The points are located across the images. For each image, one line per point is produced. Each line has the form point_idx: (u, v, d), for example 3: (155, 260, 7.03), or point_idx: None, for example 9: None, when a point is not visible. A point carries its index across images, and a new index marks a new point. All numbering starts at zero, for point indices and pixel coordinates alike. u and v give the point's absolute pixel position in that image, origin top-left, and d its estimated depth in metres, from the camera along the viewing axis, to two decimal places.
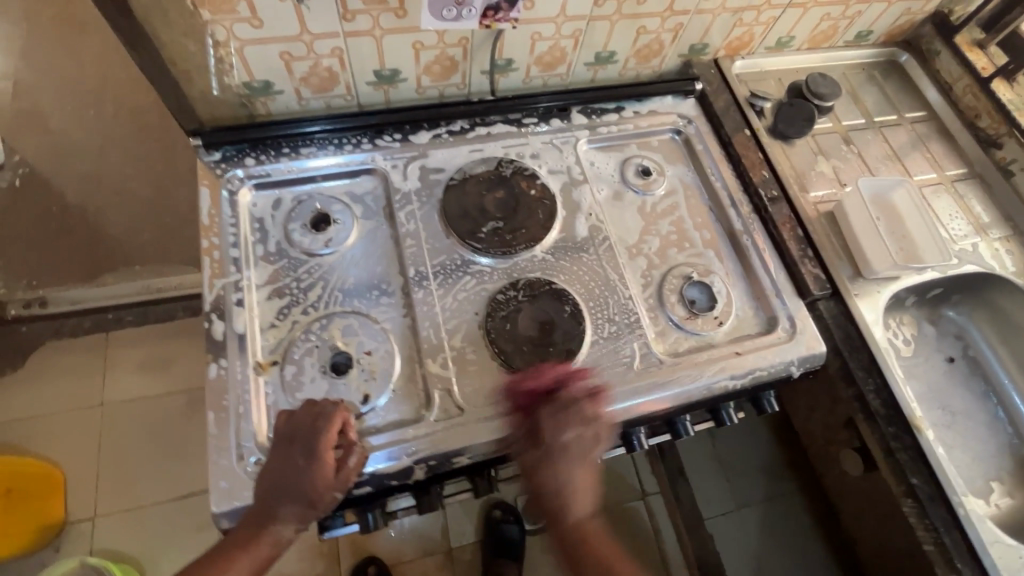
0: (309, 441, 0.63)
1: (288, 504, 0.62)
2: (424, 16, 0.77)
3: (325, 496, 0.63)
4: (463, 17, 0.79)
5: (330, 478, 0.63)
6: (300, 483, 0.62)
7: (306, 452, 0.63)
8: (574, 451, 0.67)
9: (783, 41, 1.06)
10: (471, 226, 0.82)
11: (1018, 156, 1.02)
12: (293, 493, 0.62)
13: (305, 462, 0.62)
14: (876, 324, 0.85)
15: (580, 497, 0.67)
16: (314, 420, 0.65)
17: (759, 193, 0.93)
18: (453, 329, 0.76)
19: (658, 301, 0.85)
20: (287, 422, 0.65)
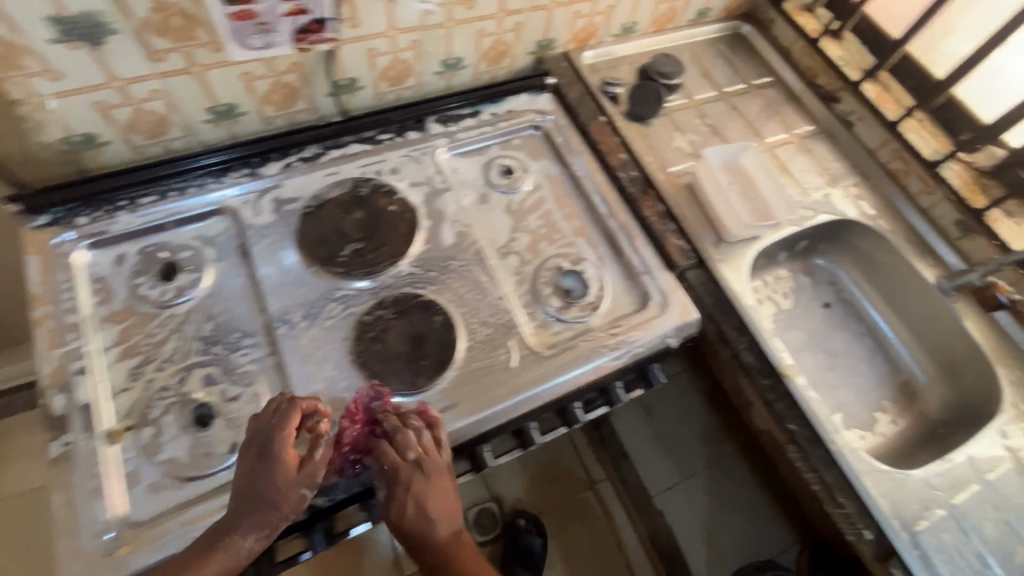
0: (266, 442, 0.62)
1: (246, 511, 0.60)
2: (232, 48, 0.75)
3: (286, 494, 0.61)
4: (275, 43, 0.77)
5: (292, 474, 0.61)
6: (255, 487, 0.60)
7: (261, 454, 0.62)
8: (427, 487, 0.65)
9: (627, 28, 1.10)
10: (330, 251, 0.81)
11: (854, 108, 1.09)
12: (251, 500, 0.60)
13: (257, 464, 0.61)
14: (741, 285, 0.89)
15: (438, 525, 0.66)
16: (272, 415, 0.64)
17: (619, 176, 0.96)
18: (322, 359, 0.74)
19: (533, 297, 0.85)
20: (251, 425, 0.64)
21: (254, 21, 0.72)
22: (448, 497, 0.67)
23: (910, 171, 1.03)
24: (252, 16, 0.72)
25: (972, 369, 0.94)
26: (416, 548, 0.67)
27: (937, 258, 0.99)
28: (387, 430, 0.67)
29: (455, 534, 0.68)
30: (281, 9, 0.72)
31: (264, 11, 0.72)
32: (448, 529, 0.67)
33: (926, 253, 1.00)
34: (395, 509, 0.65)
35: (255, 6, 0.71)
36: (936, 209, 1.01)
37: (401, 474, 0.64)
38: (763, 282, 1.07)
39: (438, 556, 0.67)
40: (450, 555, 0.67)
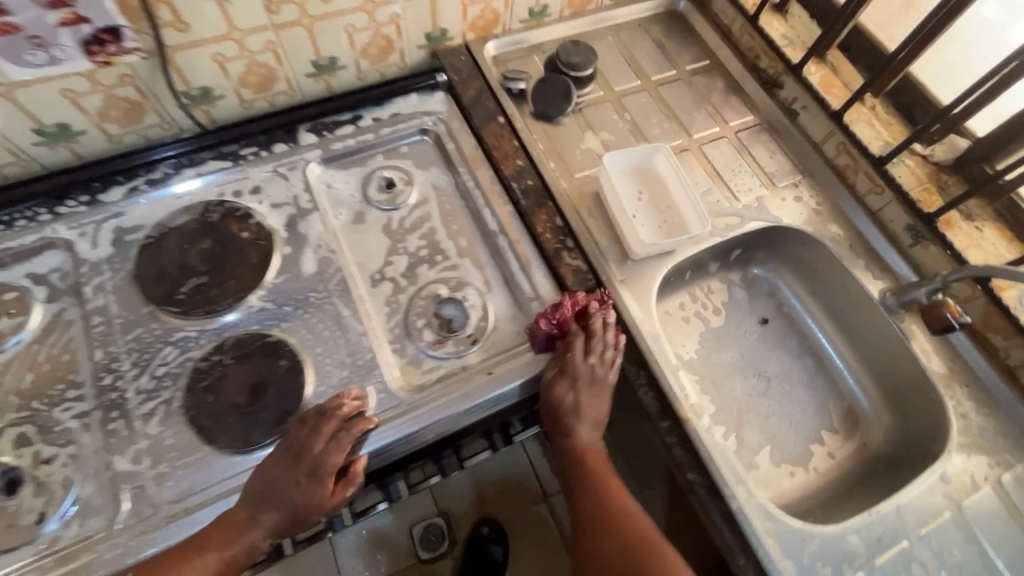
0: (319, 460, 0.62)
1: (268, 518, 0.60)
2: (11, 70, 0.66)
3: (311, 516, 0.62)
4: (64, 58, 0.68)
5: (325, 500, 0.62)
6: (290, 498, 0.61)
7: (311, 470, 0.62)
8: (577, 389, 0.70)
9: (536, 11, 0.97)
10: (169, 287, 0.72)
11: (797, 94, 0.95)
12: (275, 510, 0.61)
13: (308, 479, 0.62)
14: (642, 311, 0.78)
15: (583, 429, 0.71)
16: (338, 432, 0.64)
17: (513, 186, 0.85)
18: (148, 414, 0.66)
19: (404, 331, 0.76)
20: (294, 433, 0.64)
21: (19, 35, 0.63)
22: (602, 409, 0.72)
23: (858, 168, 0.89)
24: (14, 29, 0.62)
25: (918, 396, 0.82)
26: (568, 454, 0.71)
27: (886, 269, 0.87)
28: (588, 325, 0.72)
29: (596, 447, 0.72)
30: (51, 19, 0.63)
31: (28, 24, 0.63)
32: (584, 437, 0.71)
33: (873, 263, 0.87)
34: (555, 407, 0.70)
35: (13, 19, 0.61)
36: (886, 213, 0.87)
37: (575, 372, 0.70)
38: (691, 297, 0.96)
39: (591, 462, 0.70)
40: (581, 462, 0.70)
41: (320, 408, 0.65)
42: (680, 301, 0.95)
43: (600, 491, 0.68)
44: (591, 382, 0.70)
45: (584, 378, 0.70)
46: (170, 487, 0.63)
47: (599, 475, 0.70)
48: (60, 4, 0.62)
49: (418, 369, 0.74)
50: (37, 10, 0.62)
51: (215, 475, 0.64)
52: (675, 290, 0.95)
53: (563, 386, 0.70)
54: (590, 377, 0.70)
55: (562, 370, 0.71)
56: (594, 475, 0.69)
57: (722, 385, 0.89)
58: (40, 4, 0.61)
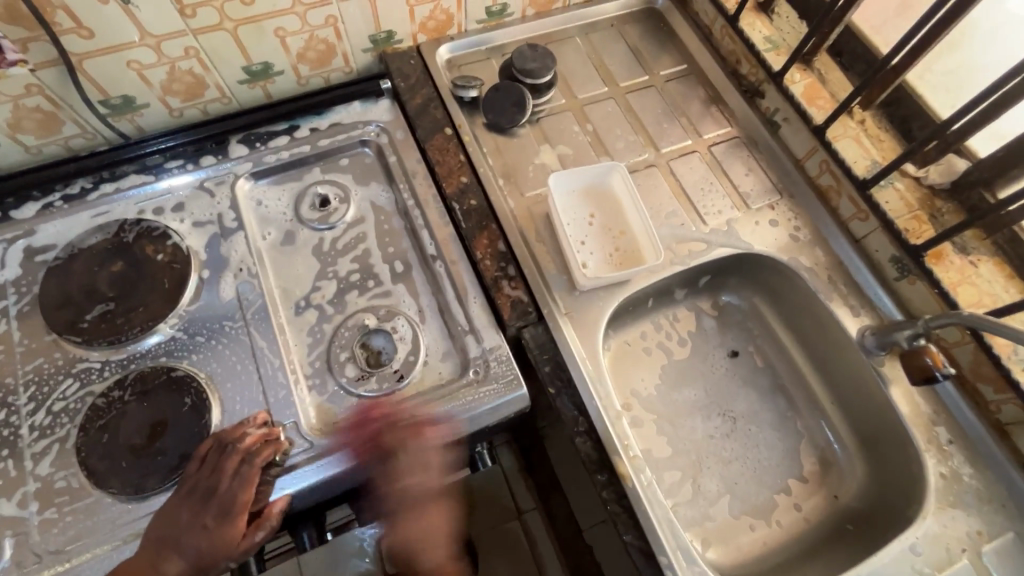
0: (223, 497, 0.58)
1: (172, 567, 0.55)
2: None
3: (220, 561, 0.57)
4: None
5: (233, 541, 0.57)
6: (194, 542, 0.56)
7: (217, 509, 0.57)
8: (398, 518, 0.65)
9: (494, 10, 0.90)
10: (73, 315, 0.68)
11: (779, 105, 0.86)
12: (179, 558, 0.56)
13: (215, 520, 0.57)
14: (586, 350, 0.71)
15: (431, 549, 0.65)
16: (242, 465, 0.59)
17: (455, 206, 0.78)
18: (40, 453, 0.62)
19: (325, 365, 0.70)
20: (196, 469, 0.60)
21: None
22: (440, 529, 0.66)
23: (841, 191, 0.81)
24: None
25: (893, 447, 0.75)
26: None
27: (868, 304, 0.78)
28: (392, 446, 0.65)
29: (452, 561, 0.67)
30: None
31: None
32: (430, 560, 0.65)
33: (854, 296, 0.79)
34: (392, 532, 0.66)
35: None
36: (871, 241, 0.79)
37: (412, 494, 0.64)
38: (654, 326, 0.88)
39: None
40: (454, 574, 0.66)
41: (220, 440, 0.61)
42: (642, 331, 0.88)
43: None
44: (422, 477, 0.65)
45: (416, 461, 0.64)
46: (57, 534, 0.59)
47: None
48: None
49: (338, 406, 0.68)
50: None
51: (105, 524, 0.60)
52: (636, 319, 0.88)
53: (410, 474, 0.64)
54: (422, 459, 0.64)
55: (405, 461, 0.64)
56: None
57: (681, 425, 0.82)
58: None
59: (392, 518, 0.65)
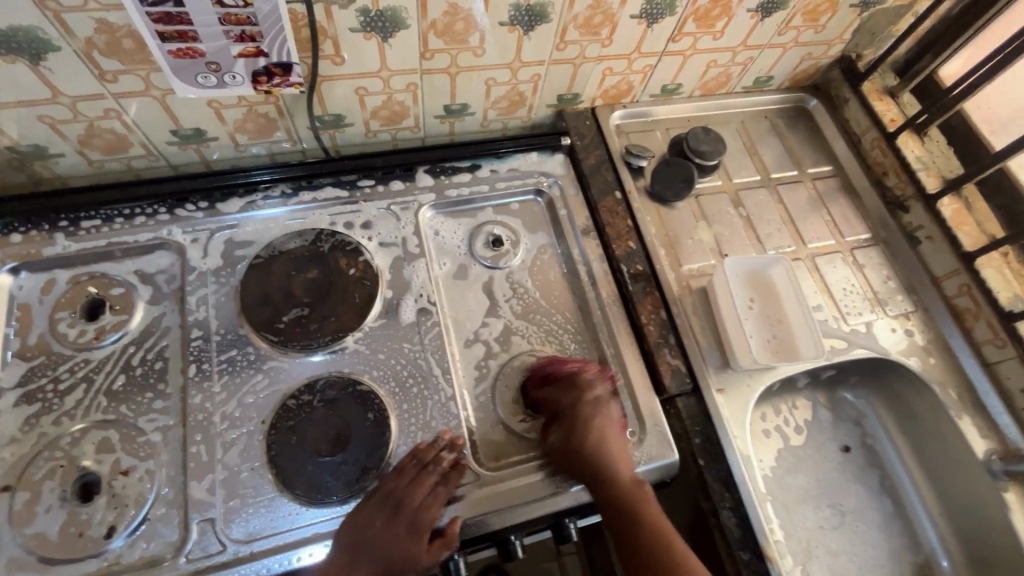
0: (417, 513, 0.62)
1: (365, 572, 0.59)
2: (176, 83, 0.66)
3: (403, 572, 0.61)
4: (229, 83, 0.68)
5: (421, 557, 0.61)
6: (387, 551, 0.60)
7: (410, 523, 0.61)
8: (600, 430, 0.69)
9: (668, 88, 0.95)
10: (271, 314, 0.72)
11: (924, 223, 0.91)
12: (374, 562, 0.60)
13: (405, 532, 0.61)
14: (736, 428, 0.75)
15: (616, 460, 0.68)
16: (436, 486, 0.64)
17: (621, 267, 0.83)
18: (229, 443, 0.65)
19: (491, 400, 0.74)
20: (388, 478, 0.64)
21: (200, 60, 0.64)
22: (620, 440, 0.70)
23: (979, 314, 0.85)
24: (198, 55, 0.64)
25: (1013, 565, 0.76)
26: (598, 465, 0.67)
27: (994, 428, 0.82)
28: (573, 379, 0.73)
29: (636, 482, 0.67)
30: (235, 50, 0.64)
31: (212, 51, 0.64)
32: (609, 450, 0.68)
33: (980, 417, 0.82)
34: (583, 427, 0.69)
35: (201, 46, 0.63)
36: (1003, 367, 0.83)
37: (581, 415, 0.70)
38: (774, 409, 0.92)
39: (624, 500, 0.66)
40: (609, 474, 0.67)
41: (418, 457, 0.65)
42: (762, 413, 0.91)
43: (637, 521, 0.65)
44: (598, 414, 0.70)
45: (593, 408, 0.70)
46: (239, 526, 0.62)
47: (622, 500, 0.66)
48: (247, 38, 0.63)
49: (502, 445, 0.71)
50: (225, 41, 0.63)
51: (282, 523, 0.62)
52: (760, 400, 0.91)
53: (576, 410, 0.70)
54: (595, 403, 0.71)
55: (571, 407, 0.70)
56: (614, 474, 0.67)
57: (793, 512, 0.85)
58: (230, 36, 0.63)
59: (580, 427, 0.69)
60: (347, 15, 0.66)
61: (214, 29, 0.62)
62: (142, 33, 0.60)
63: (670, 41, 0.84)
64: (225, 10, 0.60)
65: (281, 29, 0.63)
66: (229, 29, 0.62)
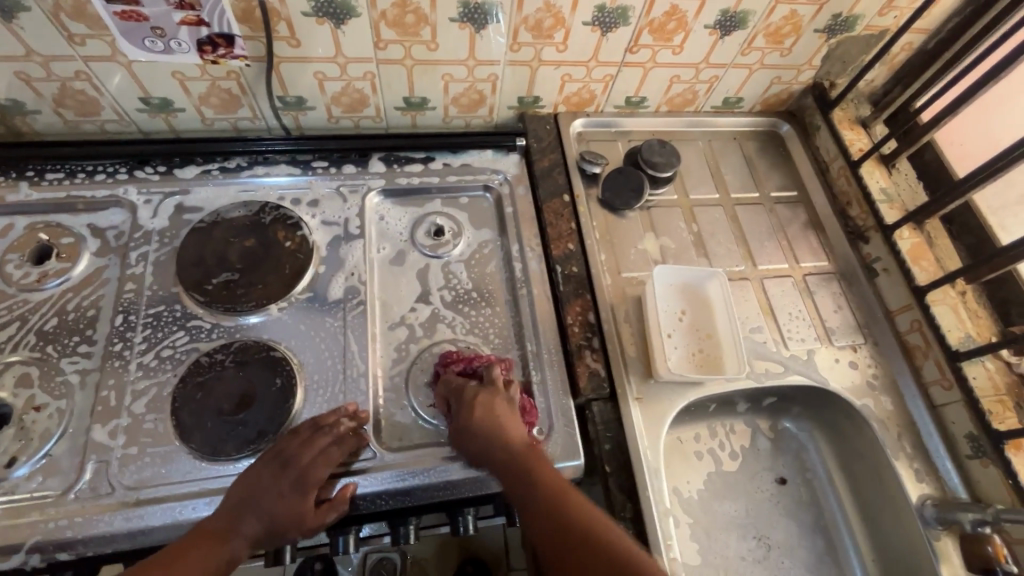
0: (305, 472, 0.62)
1: (250, 528, 0.59)
2: (125, 45, 0.71)
3: (289, 532, 0.60)
4: (175, 50, 0.72)
5: (308, 517, 0.61)
6: (274, 511, 0.60)
7: (298, 482, 0.61)
8: (490, 409, 0.67)
9: (633, 101, 0.96)
10: (202, 275, 0.75)
11: (882, 255, 0.88)
12: (259, 520, 0.59)
13: (293, 492, 0.61)
14: (648, 439, 0.73)
15: (513, 434, 0.66)
16: (328, 448, 0.64)
17: (556, 268, 0.83)
18: (139, 392, 0.68)
19: (404, 383, 0.74)
20: (282, 440, 0.64)
21: (145, 24, 0.68)
22: (513, 417, 0.68)
23: (928, 352, 0.81)
24: (142, 19, 0.68)
25: None
26: (490, 436, 0.65)
27: (934, 473, 0.77)
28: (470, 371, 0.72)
29: (530, 447, 0.65)
30: (176, 17, 0.68)
31: (155, 17, 0.68)
32: (522, 437, 0.66)
33: (920, 459, 0.78)
34: (467, 406, 0.67)
35: (143, 10, 0.67)
36: (949, 411, 0.79)
37: (468, 394, 0.68)
38: (709, 431, 0.89)
39: (519, 463, 0.63)
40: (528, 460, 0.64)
41: (315, 420, 0.65)
42: (696, 433, 0.88)
43: (554, 498, 0.60)
44: (491, 395, 0.69)
45: (483, 393, 0.69)
46: (131, 472, 0.63)
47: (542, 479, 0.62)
48: (187, 6, 0.67)
49: (408, 427, 0.71)
50: (166, 7, 0.67)
51: (174, 475, 0.64)
52: (695, 419, 0.88)
53: (467, 395, 0.68)
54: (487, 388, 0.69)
55: (461, 392, 0.69)
56: (528, 460, 0.64)
57: (715, 538, 0.82)
58: (170, 3, 0.66)
59: (486, 413, 0.67)
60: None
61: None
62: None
63: (627, 51, 0.85)
64: None
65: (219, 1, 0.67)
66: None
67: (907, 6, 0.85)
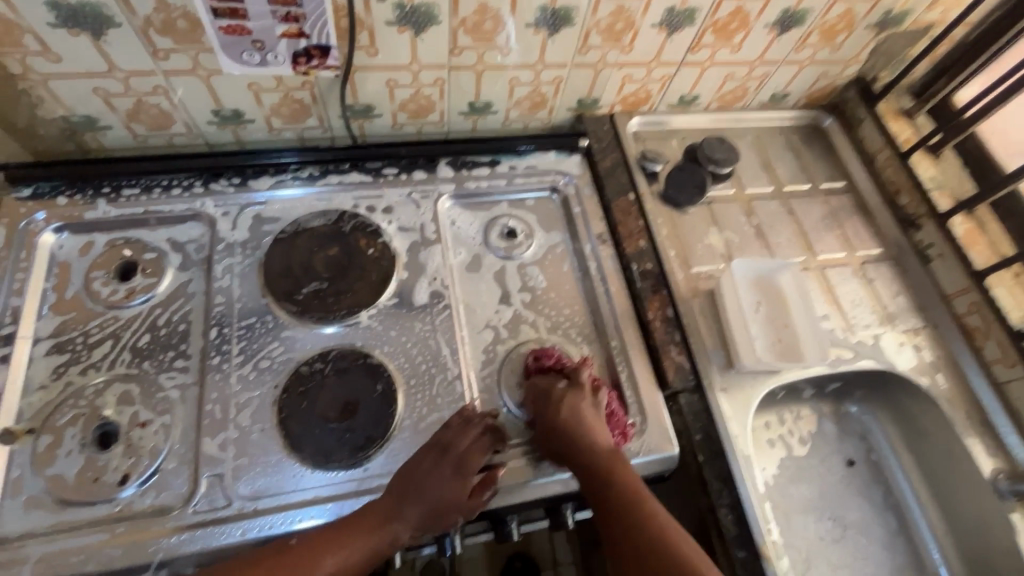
0: (462, 457, 0.63)
1: (413, 510, 0.61)
2: (222, 59, 0.70)
3: (448, 515, 0.62)
4: (271, 63, 0.72)
5: (463, 499, 0.62)
6: (434, 494, 0.61)
7: (456, 465, 0.63)
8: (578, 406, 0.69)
9: (686, 98, 0.98)
10: (290, 285, 0.75)
11: (935, 241, 0.92)
12: (420, 503, 0.61)
13: (451, 473, 0.62)
14: (738, 428, 0.75)
15: (602, 439, 0.66)
16: (482, 437, 0.66)
17: (631, 265, 0.85)
18: (243, 405, 0.68)
19: (496, 384, 0.75)
20: (439, 430, 0.66)
21: (247, 37, 0.68)
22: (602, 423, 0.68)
23: (989, 332, 0.85)
24: (245, 33, 0.68)
25: None
26: (578, 435, 0.66)
27: (1002, 448, 0.81)
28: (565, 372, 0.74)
29: (613, 451, 0.66)
30: (279, 30, 0.69)
31: (258, 30, 0.68)
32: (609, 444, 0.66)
33: (988, 435, 0.81)
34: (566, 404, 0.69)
35: (248, 24, 0.67)
36: (1013, 388, 0.82)
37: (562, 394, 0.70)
38: (778, 418, 0.92)
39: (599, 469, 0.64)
40: (626, 494, 0.61)
41: (467, 413, 0.67)
42: (766, 421, 0.91)
43: (627, 499, 0.61)
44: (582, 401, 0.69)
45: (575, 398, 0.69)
46: (246, 483, 0.64)
47: (625, 491, 0.62)
48: (292, 18, 0.68)
49: (506, 426, 0.73)
50: (271, 21, 0.68)
51: (289, 483, 0.64)
52: (765, 408, 0.91)
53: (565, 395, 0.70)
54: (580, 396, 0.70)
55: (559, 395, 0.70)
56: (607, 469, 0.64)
57: (794, 522, 0.84)
58: (276, 16, 0.67)
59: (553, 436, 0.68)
60: (384, 8, 0.70)
61: (262, 9, 0.66)
62: (194, 4, 0.64)
63: (688, 51, 0.87)
64: None
65: (323, 12, 0.68)
66: (276, 8, 0.66)
67: (953, 0, 0.88)
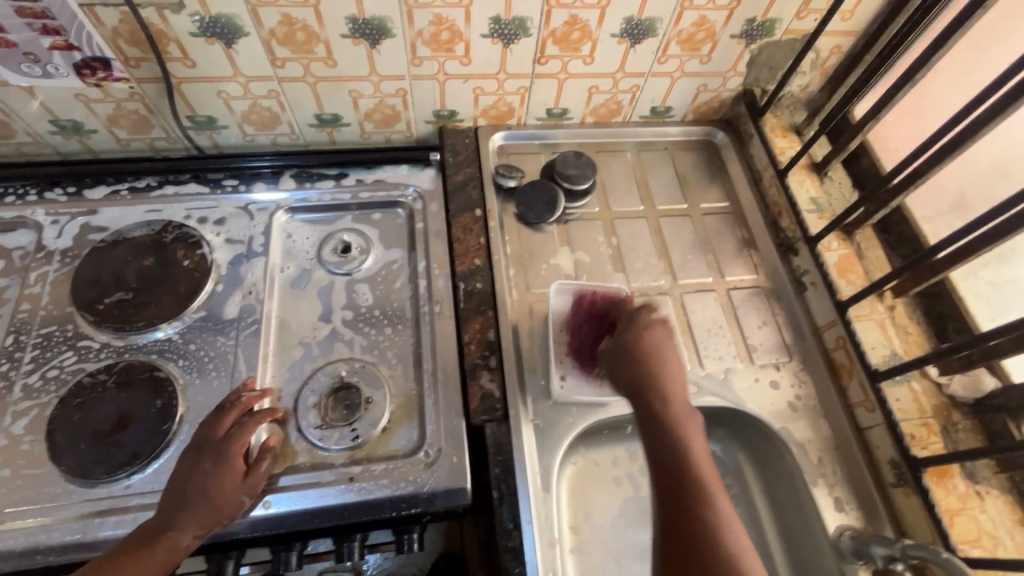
0: (220, 444, 0.62)
1: (189, 512, 0.59)
2: (5, 72, 0.73)
3: (229, 501, 0.60)
4: (54, 74, 0.74)
5: (238, 480, 0.62)
6: (203, 488, 0.60)
7: (217, 455, 0.62)
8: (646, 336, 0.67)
9: (554, 112, 0.94)
10: (94, 295, 0.75)
11: (810, 268, 0.84)
12: (192, 503, 0.59)
13: (212, 465, 0.61)
14: (540, 465, 0.71)
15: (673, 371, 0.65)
16: (240, 419, 0.65)
17: (460, 284, 0.81)
18: (19, 414, 0.68)
19: (296, 405, 0.72)
20: (199, 432, 0.64)
21: (16, 49, 0.71)
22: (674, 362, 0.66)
23: (852, 371, 0.76)
24: (11, 45, 0.70)
25: None
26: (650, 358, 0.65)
27: (854, 502, 0.72)
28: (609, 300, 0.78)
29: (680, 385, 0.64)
30: (46, 43, 0.70)
31: (24, 42, 0.70)
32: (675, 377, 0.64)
33: (840, 486, 0.73)
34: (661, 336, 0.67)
35: (10, 37, 0.69)
36: (874, 434, 0.74)
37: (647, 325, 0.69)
38: (628, 454, 0.85)
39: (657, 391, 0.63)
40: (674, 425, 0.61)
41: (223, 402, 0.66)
42: (615, 457, 0.84)
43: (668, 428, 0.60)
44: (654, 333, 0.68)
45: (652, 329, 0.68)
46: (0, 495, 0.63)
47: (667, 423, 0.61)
48: (51, 31, 0.69)
49: (293, 449, 0.69)
50: (32, 33, 0.69)
51: (43, 499, 0.63)
52: (612, 441, 0.85)
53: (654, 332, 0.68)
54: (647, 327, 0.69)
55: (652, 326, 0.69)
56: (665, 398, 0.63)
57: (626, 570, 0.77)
58: (33, 28, 0.69)
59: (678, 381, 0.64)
60: (182, 20, 0.70)
61: (16, 21, 0.68)
62: None
63: (536, 63, 0.83)
64: (18, 4, 0.66)
65: (81, 24, 0.69)
66: (30, 21, 0.68)
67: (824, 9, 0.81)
